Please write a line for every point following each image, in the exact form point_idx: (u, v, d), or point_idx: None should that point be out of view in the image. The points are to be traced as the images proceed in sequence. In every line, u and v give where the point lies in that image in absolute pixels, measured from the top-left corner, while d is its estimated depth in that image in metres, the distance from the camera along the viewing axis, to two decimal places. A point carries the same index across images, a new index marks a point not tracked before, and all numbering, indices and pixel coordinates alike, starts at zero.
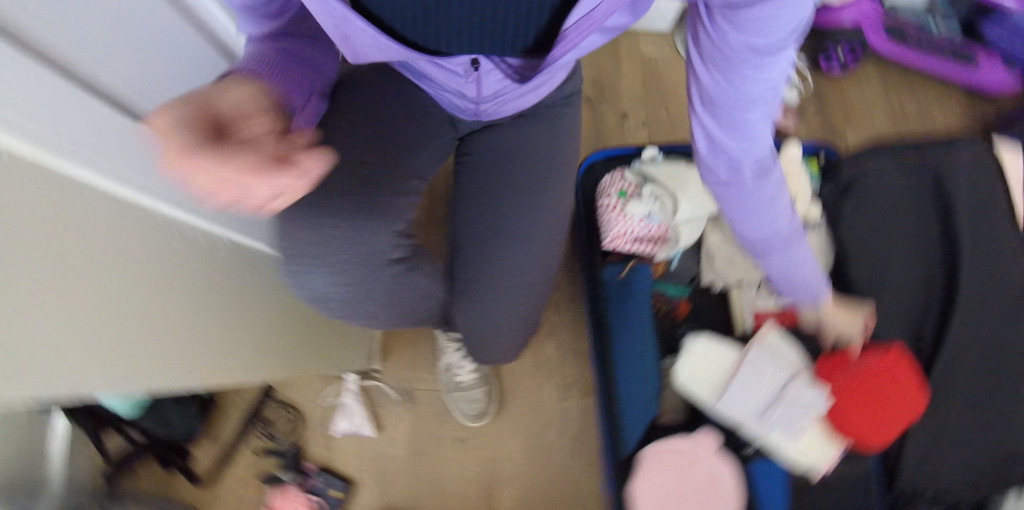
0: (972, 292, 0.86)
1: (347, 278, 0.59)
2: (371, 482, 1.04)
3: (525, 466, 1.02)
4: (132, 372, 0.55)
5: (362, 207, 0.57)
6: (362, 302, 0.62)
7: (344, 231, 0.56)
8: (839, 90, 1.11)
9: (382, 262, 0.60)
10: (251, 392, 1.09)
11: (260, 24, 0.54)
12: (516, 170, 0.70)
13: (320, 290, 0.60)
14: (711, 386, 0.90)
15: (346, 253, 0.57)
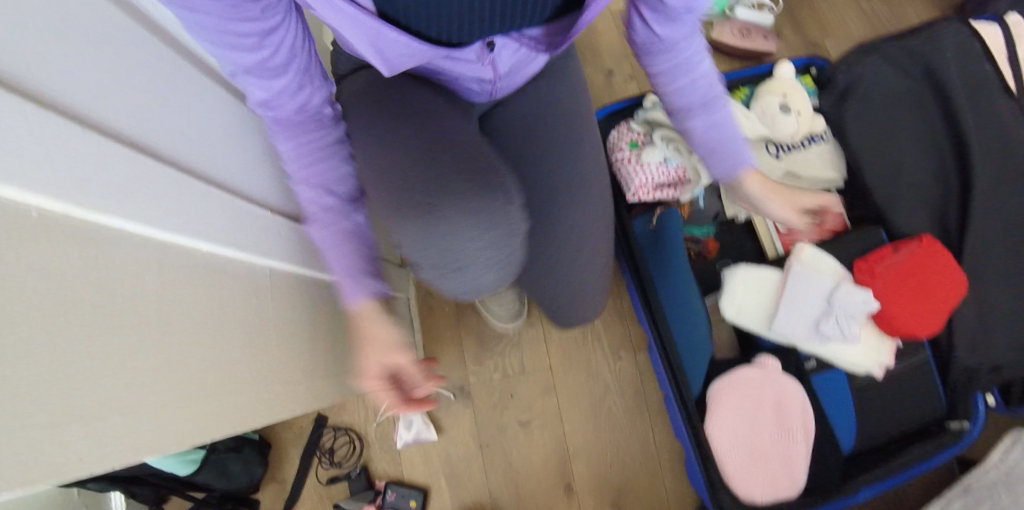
0: (991, 167, 0.87)
1: (500, 252, 0.62)
2: (445, 485, 1.03)
3: (593, 434, 1.02)
4: (220, 425, 0.52)
5: (469, 171, 0.58)
6: (515, 268, 0.67)
7: (476, 206, 0.58)
8: (810, 6, 1.12)
9: (518, 230, 0.62)
10: (304, 425, 1.08)
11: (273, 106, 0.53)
12: (550, 130, 0.71)
13: (488, 277, 0.65)
14: (760, 313, 0.92)
15: (490, 228, 0.60)
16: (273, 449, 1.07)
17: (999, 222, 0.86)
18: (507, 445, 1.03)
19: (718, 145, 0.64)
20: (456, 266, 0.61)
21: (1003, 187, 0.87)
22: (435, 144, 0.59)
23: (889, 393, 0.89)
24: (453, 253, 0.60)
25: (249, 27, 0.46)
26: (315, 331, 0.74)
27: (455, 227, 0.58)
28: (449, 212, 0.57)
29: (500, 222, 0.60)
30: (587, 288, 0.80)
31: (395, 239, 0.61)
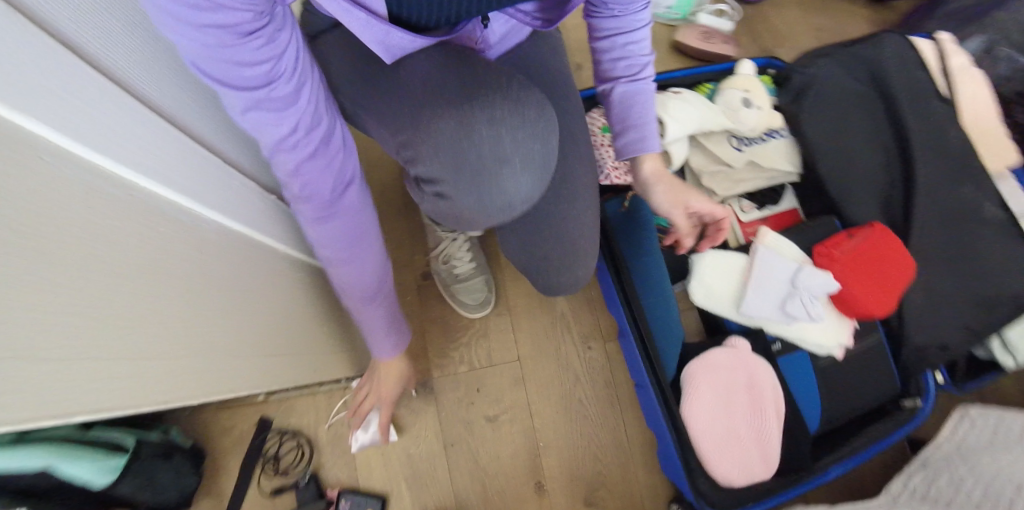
0: (930, 158, 0.93)
1: (535, 157, 0.72)
2: (404, 489, 0.95)
3: (563, 427, 0.99)
4: (78, 380, 0.42)
5: (488, 80, 0.68)
6: (547, 181, 0.76)
7: (515, 109, 0.68)
8: (760, 17, 1.20)
9: (552, 135, 0.73)
10: (248, 428, 0.98)
11: (266, 132, 0.58)
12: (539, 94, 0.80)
13: (522, 186, 0.73)
14: (727, 295, 0.93)
15: (528, 130, 0.70)
16: (210, 458, 0.96)
17: (939, 210, 0.92)
18: (474, 441, 0.98)
19: (628, 117, 0.76)
20: (497, 161, 0.69)
21: (941, 178, 0.92)
22: (457, 66, 0.69)
23: (848, 374, 0.92)
24: (498, 144, 0.68)
25: (256, 55, 0.53)
26: (254, 300, 0.66)
27: (505, 115, 0.68)
28: (501, 103, 0.68)
29: (540, 119, 0.71)
30: (568, 251, 0.85)
31: (424, 147, 0.68)
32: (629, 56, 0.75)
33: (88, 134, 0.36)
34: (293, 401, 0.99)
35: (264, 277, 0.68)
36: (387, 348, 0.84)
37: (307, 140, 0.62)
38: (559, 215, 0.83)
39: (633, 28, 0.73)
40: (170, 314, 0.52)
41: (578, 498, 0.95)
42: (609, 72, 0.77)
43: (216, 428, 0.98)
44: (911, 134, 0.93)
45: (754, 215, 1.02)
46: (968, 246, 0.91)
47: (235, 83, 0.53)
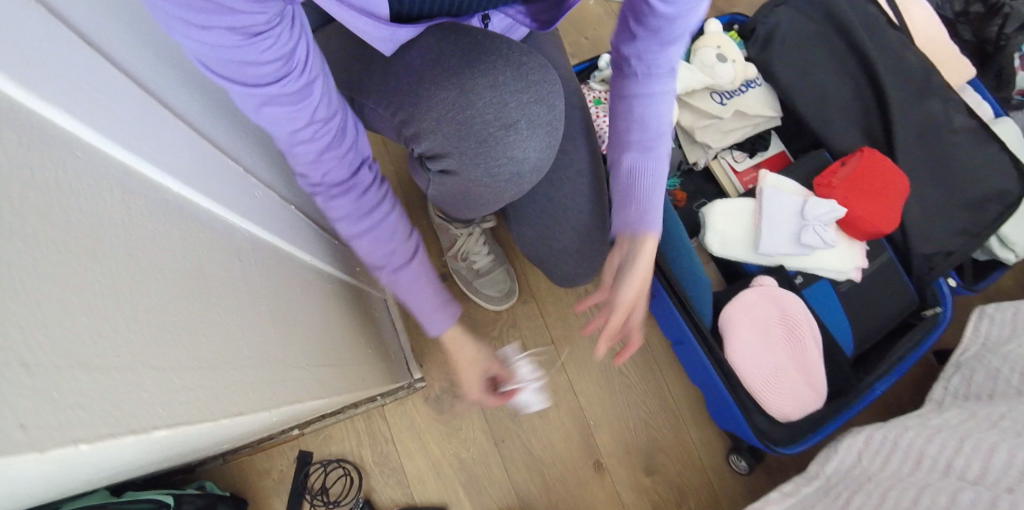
0: (897, 83, 0.98)
1: (543, 121, 0.70)
2: (461, 493, 0.92)
3: (609, 401, 0.98)
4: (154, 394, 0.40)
5: (478, 49, 0.66)
6: (556, 146, 0.75)
7: (520, 74, 0.68)
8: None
9: (557, 100, 0.72)
10: (285, 466, 0.93)
11: (287, 124, 0.54)
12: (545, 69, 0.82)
13: (531, 152, 0.71)
14: (744, 239, 0.95)
15: (534, 95, 0.69)
16: (252, 506, 0.91)
17: (917, 128, 0.98)
18: (524, 432, 0.96)
19: (639, 187, 0.75)
20: (503, 126, 0.68)
21: (911, 99, 0.98)
22: (458, 41, 0.67)
23: (868, 294, 0.96)
24: (502, 109, 0.67)
25: (270, 55, 0.48)
26: (286, 311, 0.64)
27: (509, 77, 0.67)
28: (503, 64, 0.67)
29: (544, 81, 0.70)
30: (589, 217, 0.86)
31: (425, 121, 0.67)
32: (647, 126, 0.75)
33: (55, 95, 0.35)
34: (328, 429, 0.94)
35: (283, 289, 0.65)
36: (445, 314, 0.71)
37: (322, 131, 0.57)
38: (575, 191, 0.85)
39: (655, 95, 0.74)
40: (222, 323, 0.51)
41: (638, 467, 0.96)
42: (625, 137, 0.77)
43: (250, 473, 0.92)
44: (876, 63, 0.99)
45: (747, 162, 1.04)
46: (949, 156, 0.96)
47: (247, 81, 0.49)
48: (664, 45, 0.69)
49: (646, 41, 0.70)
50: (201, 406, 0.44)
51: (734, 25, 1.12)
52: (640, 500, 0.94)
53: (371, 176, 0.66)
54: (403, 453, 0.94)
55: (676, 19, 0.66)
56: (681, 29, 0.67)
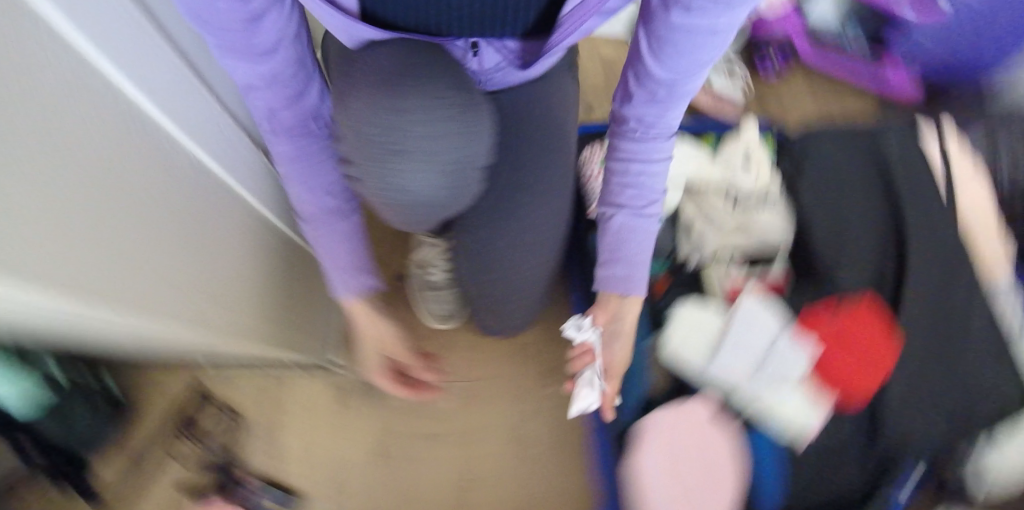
0: (922, 258, 0.89)
1: (447, 176, 0.53)
2: (323, 491, 0.89)
3: (506, 461, 0.92)
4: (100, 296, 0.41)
5: (415, 67, 0.51)
6: (458, 200, 0.57)
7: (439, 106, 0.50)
8: (787, 80, 1.18)
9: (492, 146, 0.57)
10: (181, 394, 0.94)
11: (244, 71, 0.57)
12: (532, 121, 0.73)
13: (428, 188, 0.53)
14: (704, 348, 0.90)
15: (444, 134, 0.50)
16: (139, 417, 0.93)
17: (928, 311, 0.87)
18: (410, 455, 0.92)
19: (625, 248, 0.74)
20: (393, 153, 0.50)
21: (931, 278, 0.88)
22: (413, 55, 0.52)
23: (817, 462, 0.84)
24: (396, 132, 0.49)
25: (240, 9, 0.52)
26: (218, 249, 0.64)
27: (435, 88, 0.50)
28: (433, 73, 0.50)
29: (483, 114, 0.54)
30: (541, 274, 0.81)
31: (339, 125, 0.53)
32: (639, 186, 0.72)
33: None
34: (234, 375, 0.94)
35: (218, 227, 0.65)
36: (364, 277, 0.74)
37: (275, 77, 0.59)
38: (528, 254, 0.76)
39: (650, 156, 0.70)
40: (162, 230, 0.53)
41: None
42: (615, 193, 0.74)
43: (152, 386, 0.94)
44: (908, 229, 0.90)
45: (739, 273, 0.96)
46: (953, 354, 0.85)
47: (212, 24, 0.52)
48: (657, 111, 0.66)
49: (641, 107, 0.67)
50: (121, 310, 0.45)
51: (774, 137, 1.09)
52: None
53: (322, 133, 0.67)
54: (288, 428, 0.92)
55: (671, 87, 0.63)
56: (677, 99, 0.65)
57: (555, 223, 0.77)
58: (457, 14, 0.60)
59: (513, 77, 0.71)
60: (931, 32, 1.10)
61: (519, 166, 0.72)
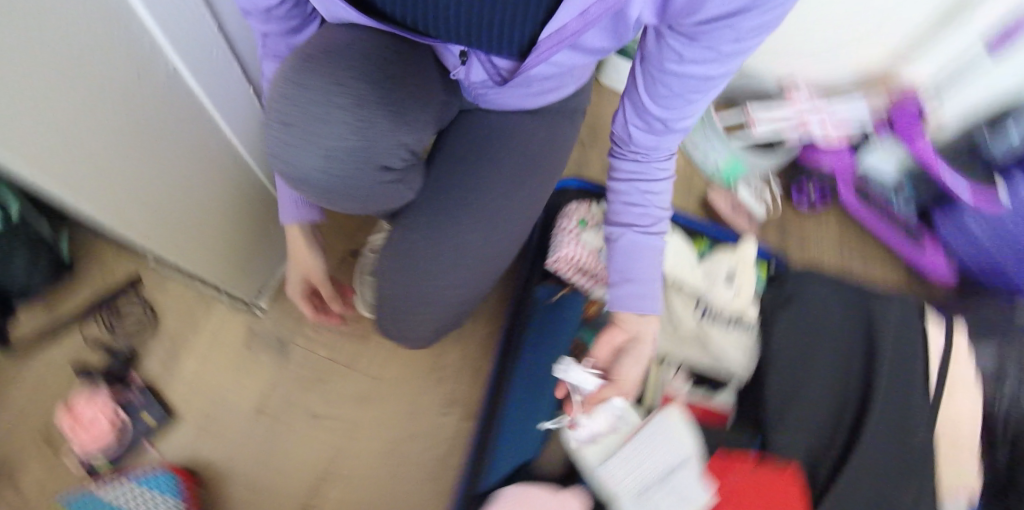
0: (878, 445, 0.79)
1: (333, 164, 0.52)
2: (193, 422, 0.87)
3: (371, 474, 0.87)
4: None
5: (334, 52, 0.52)
6: (354, 195, 0.56)
7: (336, 92, 0.50)
8: (799, 230, 1.20)
9: (400, 150, 0.55)
10: (117, 277, 0.94)
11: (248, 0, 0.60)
12: (505, 153, 0.77)
13: (311, 172, 0.53)
14: (601, 448, 0.83)
15: (331, 121, 0.50)
16: (71, 283, 0.93)
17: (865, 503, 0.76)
18: (286, 426, 0.88)
19: (633, 264, 0.73)
20: (283, 126, 0.51)
21: (882, 469, 0.77)
22: (347, 41, 0.53)
23: None
24: (287, 108, 0.51)
25: None
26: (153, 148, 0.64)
27: (334, 73, 0.50)
28: (344, 59, 0.51)
29: (386, 115, 0.52)
30: (470, 297, 0.81)
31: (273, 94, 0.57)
32: (646, 205, 0.75)
33: None
34: (168, 279, 0.94)
35: (165, 132, 0.65)
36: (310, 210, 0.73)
37: (276, 13, 0.62)
38: (456, 272, 0.77)
39: (648, 180, 0.75)
40: (95, 101, 0.53)
41: None
42: (620, 212, 0.77)
43: (95, 259, 0.95)
44: (872, 407, 0.80)
45: (682, 389, 0.94)
46: None
47: None
48: (654, 138, 0.72)
49: (640, 135, 0.73)
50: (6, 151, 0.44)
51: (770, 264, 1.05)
52: None
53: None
54: (191, 348, 0.90)
55: (667, 120, 0.70)
56: (671, 131, 0.71)
57: (496, 256, 0.79)
58: (444, 19, 0.63)
59: (497, 97, 0.74)
60: (986, 222, 1.04)
61: (472, 188, 0.75)
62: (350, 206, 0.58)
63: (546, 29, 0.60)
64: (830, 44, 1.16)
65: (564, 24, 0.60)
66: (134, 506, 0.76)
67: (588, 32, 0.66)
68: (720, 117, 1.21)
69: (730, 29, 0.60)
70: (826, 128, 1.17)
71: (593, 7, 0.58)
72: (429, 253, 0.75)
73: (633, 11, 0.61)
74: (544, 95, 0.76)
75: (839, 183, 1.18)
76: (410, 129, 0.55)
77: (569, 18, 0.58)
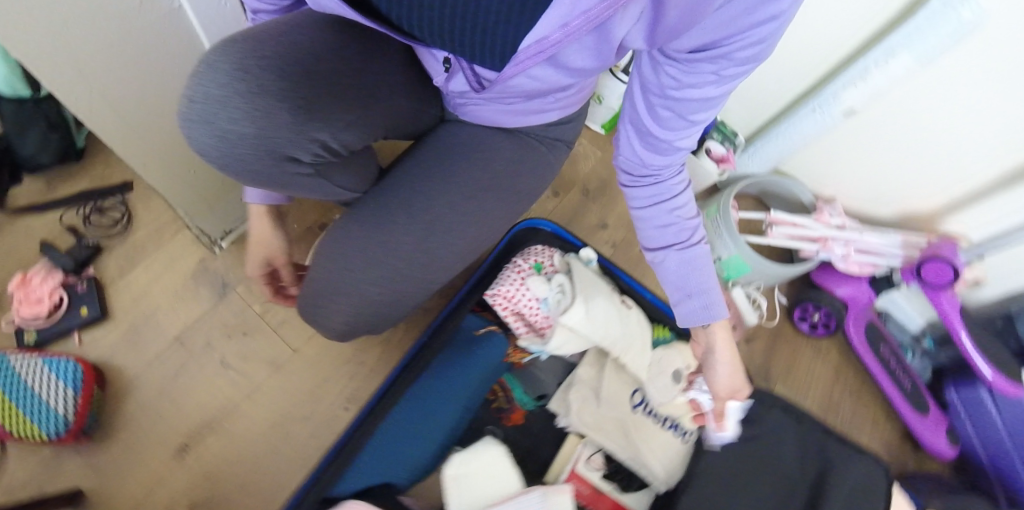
0: None
1: (231, 144, 0.55)
2: (121, 330, 0.88)
3: (254, 435, 0.88)
4: None
5: (253, 45, 0.55)
6: (258, 176, 0.59)
7: (241, 82, 0.53)
8: (788, 354, 1.11)
9: (307, 144, 0.57)
10: (114, 176, 0.96)
11: None
12: (473, 162, 0.74)
13: (211, 147, 0.56)
14: (473, 500, 0.78)
15: (232, 106, 0.53)
16: (73, 169, 0.95)
17: None
18: (198, 363, 0.89)
19: (689, 281, 0.71)
20: (186, 100, 0.55)
21: None
22: (275, 38, 0.56)
23: None
24: (193, 87, 0.54)
25: None
26: (126, 44, 0.64)
27: (242, 61, 0.53)
28: (255, 51, 0.54)
29: (288, 109, 0.55)
30: (399, 305, 0.76)
31: None
32: (676, 222, 0.72)
33: None
34: (155, 194, 0.95)
35: (147, 33, 0.65)
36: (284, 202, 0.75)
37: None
38: (376, 263, 0.71)
39: (671, 200, 0.72)
40: None
41: (190, 499, 0.83)
42: (654, 236, 0.74)
43: (98, 151, 0.97)
44: None
45: (593, 476, 0.88)
46: None
47: None
48: (663, 159, 0.71)
49: (649, 156, 0.72)
50: None
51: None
52: None
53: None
54: (147, 262, 0.92)
55: (671, 140, 0.68)
56: (677, 151, 0.70)
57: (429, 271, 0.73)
58: (430, 28, 0.64)
59: (475, 106, 0.74)
60: (1009, 413, 0.95)
61: (416, 192, 0.72)
62: (256, 183, 0.61)
63: (527, 39, 0.59)
64: (878, 175, 1.07)
65: (546, 35, 0.58)
66: (35, 386, 0.79)
67: (570, 50, 0.63)
68: (740, 214, 1.14)
69: (723, 57, 0.60)
70: (848, 253, 1.06)
71: (575, 18, 0.56)
72: (354, 236, 0.71)
73: (620, 31, 0.60)
74: (527, 115, 0.75)
75: (846, 315, 1.10)
76: (320, 126, 0.57)
77: (550, 29, 0.58)
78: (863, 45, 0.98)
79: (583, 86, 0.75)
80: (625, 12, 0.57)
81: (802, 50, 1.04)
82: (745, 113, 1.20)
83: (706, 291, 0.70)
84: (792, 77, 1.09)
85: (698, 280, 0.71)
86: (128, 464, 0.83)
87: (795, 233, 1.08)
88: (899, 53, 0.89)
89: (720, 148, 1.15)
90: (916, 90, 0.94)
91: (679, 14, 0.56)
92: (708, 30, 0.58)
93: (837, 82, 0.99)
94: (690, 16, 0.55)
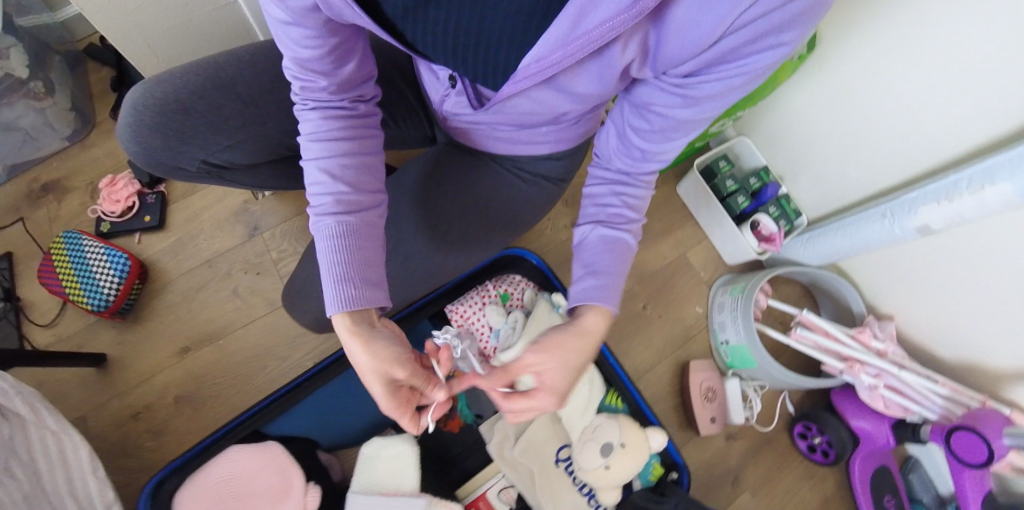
0: None
1: (145, 162, 0.76)
2: (169, 240, 1.05)
3: (239, 358, 1.01)
4: None
5: (144, 88, 0.72)
6: (173, 176, 0.80)
7: (130, 115, 0.72)
8: (771, 464, 1.00)
9: (190, 161, 0.75)
10: None
11: (296, 41, 0.54)
12: (440, 196, 0.81)
13: (138, 157, 0.76)
14: (371, 483, 0.84)
15: (126, 134, 0.74)
16: None
17: None
18: (216, 285, 1.04)
19: (599, 261, 0.67)
20: None
21: None
22: (163, 87, 0.71)
23: None
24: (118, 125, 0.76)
25: None
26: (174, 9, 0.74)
27: (138, 102, 0.71)
28: (149, 92, 0.71)
29: (162, 136, 0.72)
30: None
31: None
32: (621, 205, 0.70)
33: None
34: None
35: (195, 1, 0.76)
36: (358, 289, 0.55)
37: (311, 15, 0.52)
38: None
39: (624, 186, 0.70)
40: None
41: (177, 391, 0.99)
42: (589, 211, 0.72)
43: None
44: None
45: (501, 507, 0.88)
46: None
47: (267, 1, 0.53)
48: (631, 162, 0.69)
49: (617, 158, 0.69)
50: None
51: (674, 472, 0.90)
52: (145, 395, 0.98)
53: (358, 114, 0.60)
54: (204, 191, 1.08)
55: (645, 150, 0.66)
56: (648, 161, 0.67)
57: None
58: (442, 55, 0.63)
59: (469, 116, 0.76)
60: None
61: None
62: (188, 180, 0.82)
63: (526, 56, 0.56)
64: (951, 301, 0.89)
65: (546, 55, 0.55)
66: (93, 266, 0.95)
67: (571, 73, 0.61)
68: (769, 301, 1.02)
69: (714, 86, 0.57)
70: (876, 385, 0.90)
71: (576, 38, 0.53)
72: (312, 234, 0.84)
73: (621, 58, 0.56)
74: (515, 142, 0.80)
75: (855, 450, 0.96)
76: (193, 148, 0.73)
77: (550, 48, 0.54)
78: (966, 155, 0.81)
79: (580, 124, 0.77)
80: (628, 36, 0.54)
81: (893, 145, 0.89)
82: (818, 193, 1.06)
83: (611, 275, 0.67)
84: (879, 169, 0.93)
85: (608, 263, 0.67)
86: (143, 347, 1.00)
87: (829, 341, 0.93)
88: (999, 179, 0.72)
89: (769, 226, 1.04)
90: (1007, 225, 0.76)
91: (682, 39, 0.53)
92: (704, 58, 0.54)
93: (921, 192, 0.83)
94: (691, 40, 0.52)
